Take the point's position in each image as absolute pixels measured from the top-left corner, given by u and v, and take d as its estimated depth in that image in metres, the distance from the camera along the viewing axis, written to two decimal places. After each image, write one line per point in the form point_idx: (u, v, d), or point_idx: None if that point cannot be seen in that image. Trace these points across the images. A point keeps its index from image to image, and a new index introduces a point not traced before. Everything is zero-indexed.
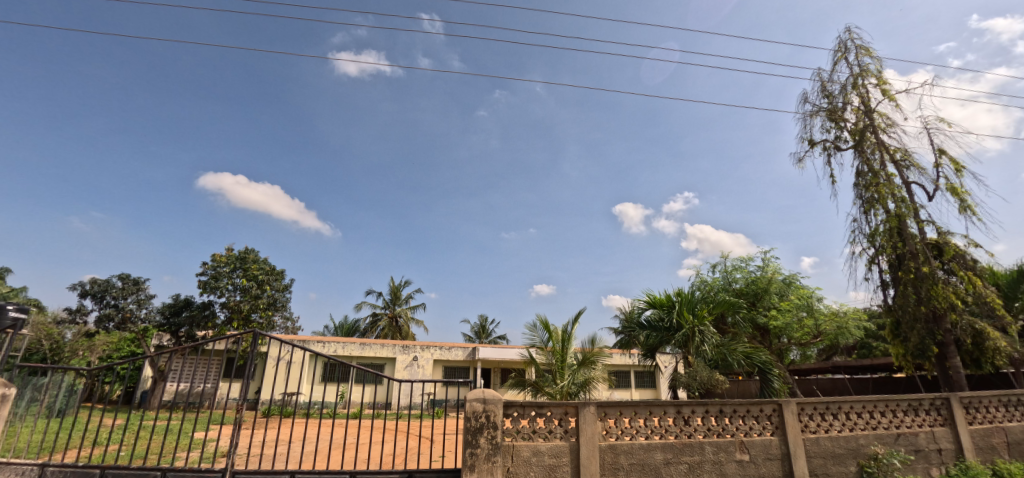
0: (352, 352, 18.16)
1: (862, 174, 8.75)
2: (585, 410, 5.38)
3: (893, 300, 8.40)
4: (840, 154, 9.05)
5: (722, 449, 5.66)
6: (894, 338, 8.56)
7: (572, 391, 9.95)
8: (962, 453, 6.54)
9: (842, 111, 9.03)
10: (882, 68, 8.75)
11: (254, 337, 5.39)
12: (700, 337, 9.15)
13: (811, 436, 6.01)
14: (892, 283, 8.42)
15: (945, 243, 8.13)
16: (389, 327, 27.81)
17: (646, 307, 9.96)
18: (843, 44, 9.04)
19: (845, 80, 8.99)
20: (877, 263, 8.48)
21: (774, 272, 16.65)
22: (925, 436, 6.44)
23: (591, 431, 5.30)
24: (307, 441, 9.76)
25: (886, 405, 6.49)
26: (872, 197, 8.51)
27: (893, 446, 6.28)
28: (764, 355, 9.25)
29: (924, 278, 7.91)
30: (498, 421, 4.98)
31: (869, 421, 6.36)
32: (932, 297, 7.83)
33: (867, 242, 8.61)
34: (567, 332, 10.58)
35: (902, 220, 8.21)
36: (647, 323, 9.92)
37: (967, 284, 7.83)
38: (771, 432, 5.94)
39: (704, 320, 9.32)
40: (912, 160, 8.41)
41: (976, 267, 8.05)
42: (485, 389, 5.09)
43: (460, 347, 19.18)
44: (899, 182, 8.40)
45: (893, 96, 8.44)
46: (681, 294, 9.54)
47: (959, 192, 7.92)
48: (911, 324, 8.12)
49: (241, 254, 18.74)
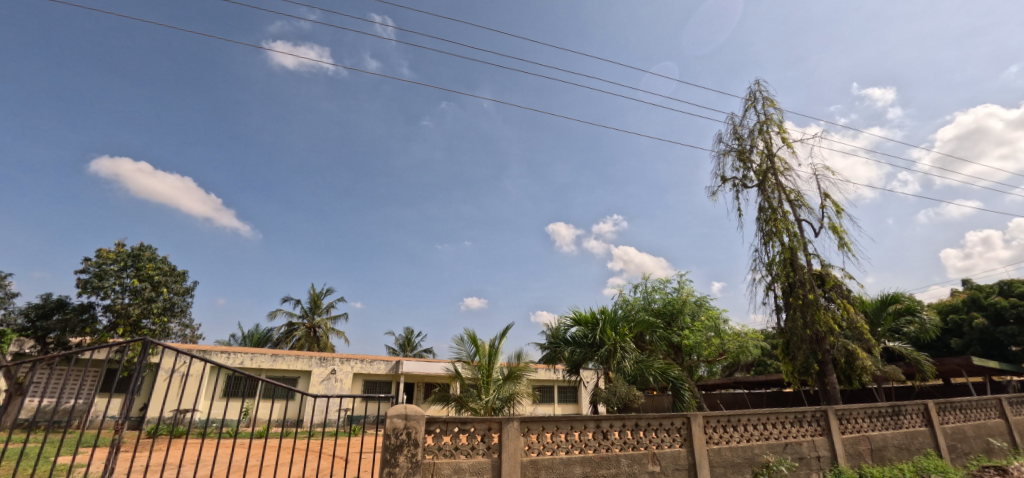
0: (261, 364, 16.79)
1: (763, 209, 9.80)
2: (508, 426, 5.41)
3: (786, 322, 9.42)
4: (746, 190, 10.09)
5: (636, 462, 5.97)
6: (785, 357, 9.55)
7: (497, 406, 9.98)
8: (836, 460, 7.40)
9: (749, 153, 10.10)
10: (783, 119, 9.94)
11: (144, 347, 4.68)
12: (619, 354, 9.53)
13: (715, 447, 6.53)
14: (784, 307, 9.44)
15: (827, 274, 9.28)
16: (306, 338, 26.05)
17: (572, 324, 10.26)
18: (752, 94, 10.17)
19: (753, 126, 10.10)
20: (773, 289, 9.49)
21: (688, 294, 17.85)
22: (808, 445, 7.24)
23: (513, 446, 5.34)
24: (201, 464, 8.88)
25: (777, 417, 7.22)
26: (771, 230, 9.55)
27: (781, 454, 6.98)
28: (676, 371, 9.82)
29: (810, 304, 9.01)
30: (419, 438, 4.86)
31: (762, 432, 7.02)
32: (816, 322, 8.93)
33: (766, 270, 9.61)
34: (495, 346, 10.61)
35: (794, 252, 9.30)
36: (573, 339, 10.19)
37: (842, 310, 9.02)
38: (680, 444, 6.35)
39: (624, 338, 9.75)
40: (803, 201, 9.57)
41: (849, 296, 9.25)
42: (408, 404, 4.95)
43: (383, 360, 18.45)
44: (793, 219, 9.49)
45: (790, 144, 9.60)
46: (605, 312, 9.96)
47: (838, 230, 9.12)
48: (798, 343, 9.19)
49: (134, 251, 16.75)
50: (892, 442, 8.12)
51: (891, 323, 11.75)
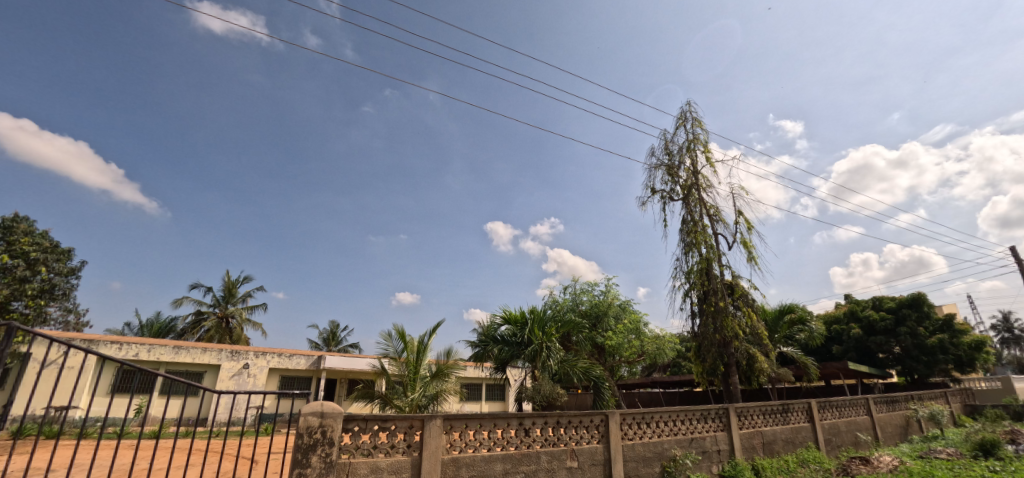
0: (161, 357, 15.25)
1: (686, 222, 10.50)
2: (431, 424, 5.34)
3: (699, 327, 10.16)
4: (672, 202, 10.77)
5: (555, 458, 6.15)
6: (696, 359, 10.32)
7: (423, 403, 9.78)
8: (734, 453, 8.10)
9: (677, 168, 10.78)
10: (708, 140, 10.72)
11: (7, 335, 4.07)
12: (546, 353, 9.75)
13: (629, 442, 6.90)
14: (699, 313, 10.19)
15: (737, 284, 10.13)
16: (216, 328, 24.03)
17: (502, 322, 10.36)
18: (683, 113, 10.87)
19: (682, 143, 10.79)
20: (690, 295, 10.21)
21: (613, 298, 18.68)
22: (710, 440, 7.87)
23: (434, 444, 5.29)
24: (77, 469, 7.87)
25: (685, 414, 7.77)
26: (691, 241, 10.26)
27: (687, 448, 7.52)
28: (599, 370, 10.23)
29: (720, 311, 9.81)
30: (335, 437, 4.67)
31: (672, 428, 7.52)
32: (724, 327, 9.73)
33: (684, 278, 10.31)
34: (424, 343, 10.45)
35: (710, 263, 10.06)
36: (502, 337, 10.28)
37: (746, 318, 9.91)
38: (597, 440, 6.64)
39: (551, 337, 9.99)
40: (721, 216, 10.38)
41: (754, 305, 10.17)
42: (325, 402, 4.74)
43: (303, 355, 17.50)
44: (711, 232, 10.26)
45: (713, 163, 10.38)
46: (534, 311, 10.15)
47: (748, 245, 10.00)
48: (709, 346, 9.97)
49: (5, 223, 14.51)
50: (781, 437, 9.04)
51: (786, 330, 13.09)
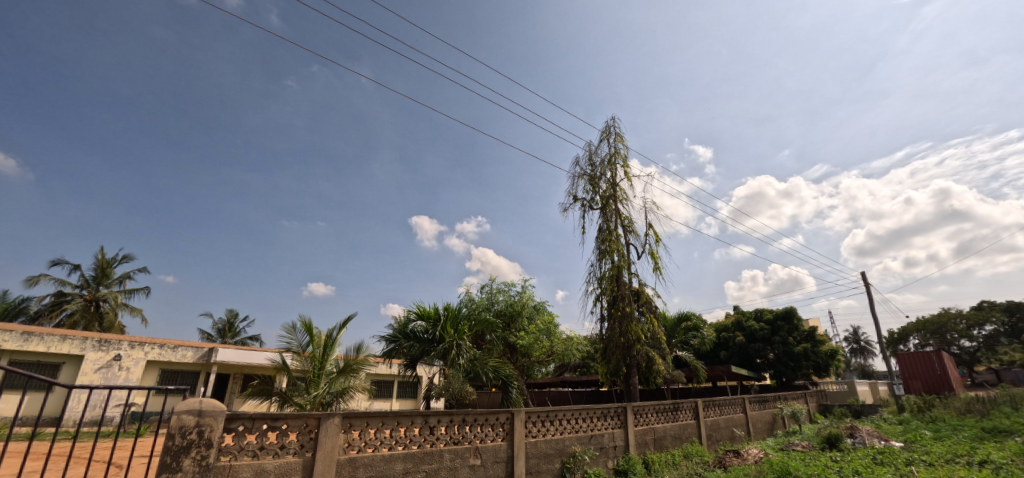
0: (4, 344, 12.91)
1: (602, 230, 11.04)
2: (328, 422, 5.07)
3: (607, 330, 10.73)
4: (591, 211, 11.26)
5: (458, 456, 6.14)
6: (602, 360, 10.89)
7: (326, 401, 9.22)
8: (628, 448, 8.65)
9: (598, 179, 11.29)
10: (627, 155, 11.36)
11: None
12: (456, 351, 9.72)
13: (532, 439, 7.09)
14: (607, 317, 10.76)
15: (643, 291, 10.84)
16: (82, 313, 20.89)
17: (414, 318, 10.15)
18: (607, 128, 11.42)
19: (604, 156, 11.33)
20: (600, 300, 10.75)
21: (528, 298, 19.10)
22: (608, 436, 8.34)
23: (330, 444, 5.03)
24: None
25: (587, 412, 8.15)
26: (605, 249, 10.81)
27: (586, 445, 7.89)
28: (509, 369, 10.37)
29: (625, 315, 10.44)
30: (215, 438, 4.26)
31: (574, 426, 7.86)
32: (628, 331, 10.37)
33: (597, 283, 10.85)
34: (332, 337, 9.93)
35: (620, 270, 10.67)
36: (414, 333, 10.06)
37: (648, 323, 10.65)
38: (502, 438, 6.73)
39: (463, 335, 9.96)
40: (633, 228, 11.05)
41: (656, 311, 10.96)
42: (204, 399, 4.30)
43: (189, 347, 15.81)
44: (624, 242, 10.89)
45: (630, 177, 11.02)
46: (448, 308, 10.07)
47: (655, 256, 10.75)
48: (614, 348, 10.57)
49: None
50: (671, 433, 9.83)
51: (682, 336, 14.29)
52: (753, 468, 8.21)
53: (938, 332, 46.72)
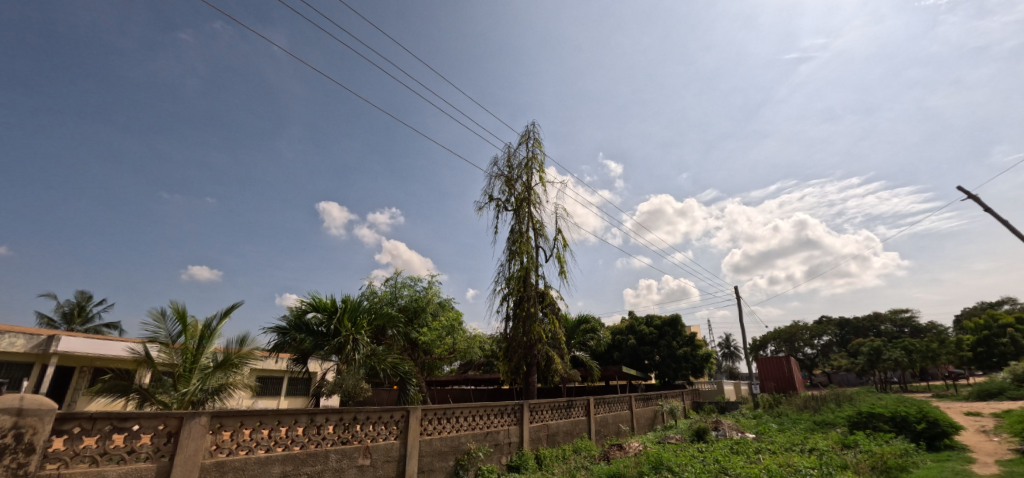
0: None
1: (514, 232, 11.22)
2: (193, 422, 4.52)
3: (510, 329, 10.94)
4: (505, 212, 11.41)
5: (346, 456, 5.84)
6: (504, 358, 11.07)
7: (198, 399, 8.22)
8: (522, 445, 8.88)
9: (515, 182, 11.46)
10: (544, 161, 11.67)
11: None
12: (352, 345, 9.24)
13: (426, 437, 6.97)
14: (512, 316, 10.96)
15: (547, 293, 11.21)
16: None
17: (308, 309, 9.48)
18: (527, 132, 11.65)
19: (522, 159, 11.53)
20: (507, 300, 10.92)
21: (434, 294, 18.77)
22: (503, 433, 8.49)
23: (194, 447, 4.50)
24: None
25: (484, 410, 8.21)
26: (515, 250, 11.02)
27: (481, 442, 7.95)
28: (408, 366, 10.04)
29: (529, 316, 10.72)
30: (40, 444, 3.59)
31: (470, 423, 7.88)
32: (531, 331, 10.66)
33: (505, 283, 11.01)
34: (211, 327, 8.90)
35: (528, 272, 10.92)
36: (307, 326, 9.40)
37: (550, 324, 11.04)
38: (395, 437, 6.52)
39: (361, 329, 9.53)
40: (544, 231, 11.39)
41: (558, 313, 11.39)
42: (27, 397, 3.58)
43: (19, 333, 13.18)
44: (534, 244, 11.17)
45: (544, 183, 11.34)
46: (347, 300, 9.55)
47: (561, 260, 11.18)
48: (516, 347, 10.81)
49: None
50: (563, 429, 10.28)
51: (580, 337, 15.05)
52: (633, 460, 8.88)
53: (788, 341, 54.63)
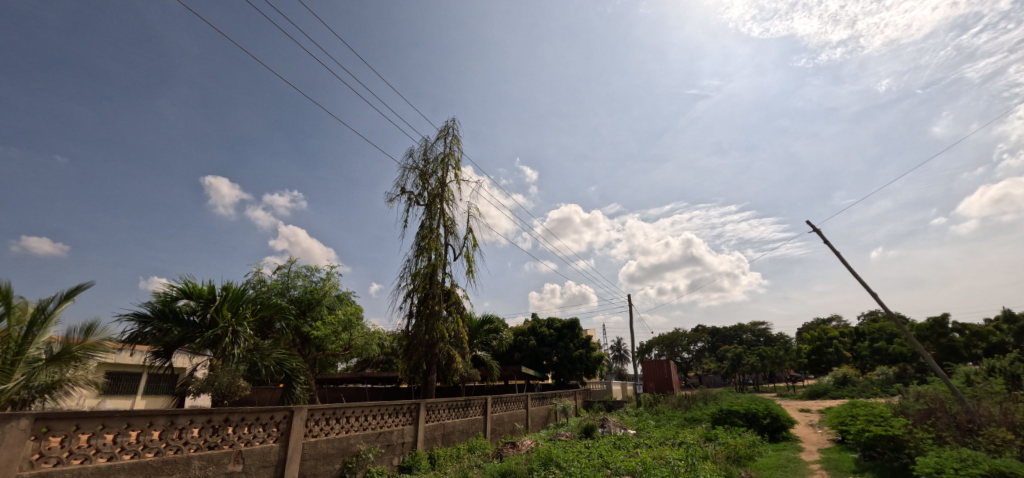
0: None
1: (424, 227, 10.96)
2: (8, 428, 3.72)
3: (412, 327, 10.66)
4: (416, 206, 11.10)
5: (212, 463, 5.22)
6: (403, 357, 10.74)
7: (21, 398, 6.80)
8: (416, 444, 8.66)
9: (429, 176, 11.20)
10: (460, 158, 11.57)
11: None
12: (231, 338, 8.31)
13: (311, 439, 6.49)
14: (415, 314, 10.68)
15: (453, 292, 11.10)
16: None
17: (178, 296, 8.34)
18: (445, 127, 11.47)
19: (438, 154, 11.31)
20: (411, 296, 10.62)
21: (332, 287, 17.64)
22: (397, 433, 8.21)
23: (7, 458, 3.70)
24: None
25: (378, 409, 7.88)
26: (424, 246, 10.76)
27: (372, 443, 7.61)
28: (295, 362, 9.36)
29: (433, 314, 10.53)
30: None
31: (362, 423, 7.50)
32: (434, 330, 10.48)
33: (410, 279, 10.72)
34: (45, 312, 7.42)
35: (435, 269, 10.73)
36: (175, 314, 8.27)
37: (454, 323, 10.95)
38: (274, 439, 5.97)
39: (242, 320, 8.62)
40: (455, 229, 11.28)
41: (462, 312, 11.34)
42: None
43: None
44: (443, 241, 11.02)
45: (459, 180, 11.25)
46: (229, 288, 8.59)
47: (470, 259, 11.17)
48: (417, 345, 10.56)
49: None
50: (459, 428, 10.24)
51: (483, 337, 15.14)
52: (524, 458, 9.12)
53: (669, 346, 60.38)
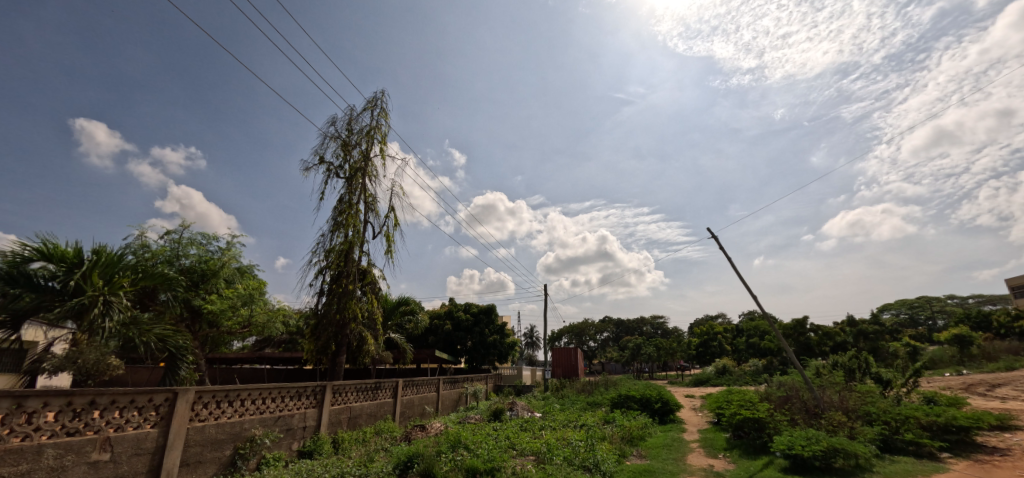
0: None
1: (342, 202, 10.33)
2: None
3: (323, 305, 10.06)
4: (335, 178, 10.41)
5: (70, 451, 4.53)
6: (310, 337, 10.10)
7: None
8: (319, 428, 8.22)
9: (352, 148, 10.54)
10: (388, 133, 11.02)
11: None
12: (100, 310, 7.19)
13: (197, 424, 5.87)
14: (326, 291, 10.09)
15: (369, 271, 10.63)
16: None
17: (34, 258, 7.08)
18: (373, 99, 10.86)
19: (364, 127, 10.67)
20: (323, 273, 10.00)
21: (231, 258, 16.06)
22: (298, 417, 7.73)
23: None
24: None
25: (279, 392, 7.34)
26: (341, 221, 10.16)
27: (269, 427, 7.09)
28: (183, 340, 8.41)
29: (347, 293, 10.01)
30: None
31: (259, 407, 6.96)
32: (346, 309, 9.97)
33: (323, 255, 10.07)
34: None
35: (352, 246, 10.17)
36: (28, 278, 7.03)
37: (368, 303, 10.51)
38: (151, 424, 5.30)
39: (117, 290, 7.53)
40: (376, 206, 10.77)
41: (378, 292, 10.92)
42: None
43: None
44: (362, 219, 10.46)
45: (385, 156, 10.73)
46: (102, 251, 7.42)
47: (389, 238, 10.75)
48: (326, 325, 9.99)
49: None
50: (367, 411, 9.91)
51: (397, 319, 14.74)
52: (432, 440, 9.07)
53: (578, 335, 63.53)
